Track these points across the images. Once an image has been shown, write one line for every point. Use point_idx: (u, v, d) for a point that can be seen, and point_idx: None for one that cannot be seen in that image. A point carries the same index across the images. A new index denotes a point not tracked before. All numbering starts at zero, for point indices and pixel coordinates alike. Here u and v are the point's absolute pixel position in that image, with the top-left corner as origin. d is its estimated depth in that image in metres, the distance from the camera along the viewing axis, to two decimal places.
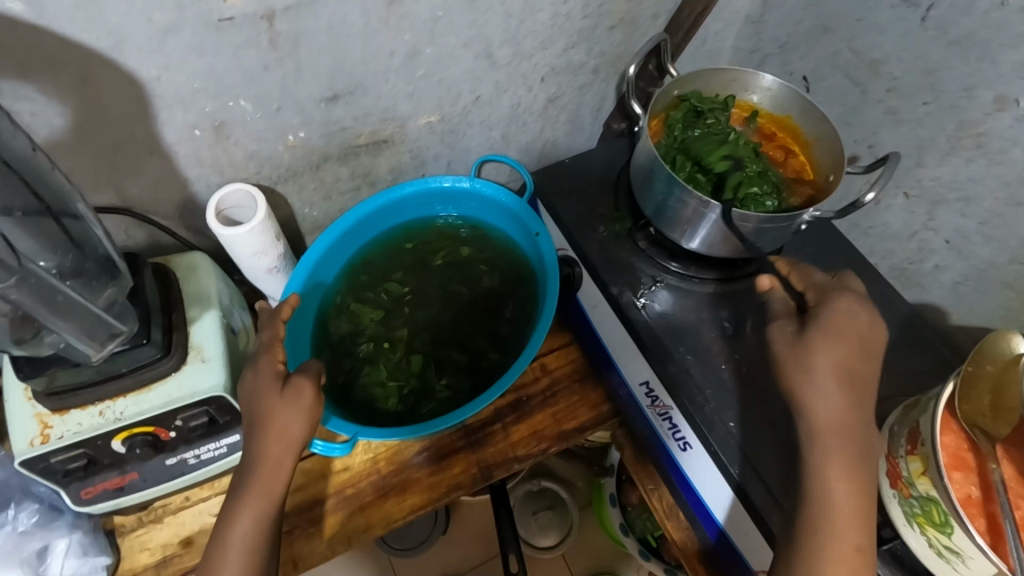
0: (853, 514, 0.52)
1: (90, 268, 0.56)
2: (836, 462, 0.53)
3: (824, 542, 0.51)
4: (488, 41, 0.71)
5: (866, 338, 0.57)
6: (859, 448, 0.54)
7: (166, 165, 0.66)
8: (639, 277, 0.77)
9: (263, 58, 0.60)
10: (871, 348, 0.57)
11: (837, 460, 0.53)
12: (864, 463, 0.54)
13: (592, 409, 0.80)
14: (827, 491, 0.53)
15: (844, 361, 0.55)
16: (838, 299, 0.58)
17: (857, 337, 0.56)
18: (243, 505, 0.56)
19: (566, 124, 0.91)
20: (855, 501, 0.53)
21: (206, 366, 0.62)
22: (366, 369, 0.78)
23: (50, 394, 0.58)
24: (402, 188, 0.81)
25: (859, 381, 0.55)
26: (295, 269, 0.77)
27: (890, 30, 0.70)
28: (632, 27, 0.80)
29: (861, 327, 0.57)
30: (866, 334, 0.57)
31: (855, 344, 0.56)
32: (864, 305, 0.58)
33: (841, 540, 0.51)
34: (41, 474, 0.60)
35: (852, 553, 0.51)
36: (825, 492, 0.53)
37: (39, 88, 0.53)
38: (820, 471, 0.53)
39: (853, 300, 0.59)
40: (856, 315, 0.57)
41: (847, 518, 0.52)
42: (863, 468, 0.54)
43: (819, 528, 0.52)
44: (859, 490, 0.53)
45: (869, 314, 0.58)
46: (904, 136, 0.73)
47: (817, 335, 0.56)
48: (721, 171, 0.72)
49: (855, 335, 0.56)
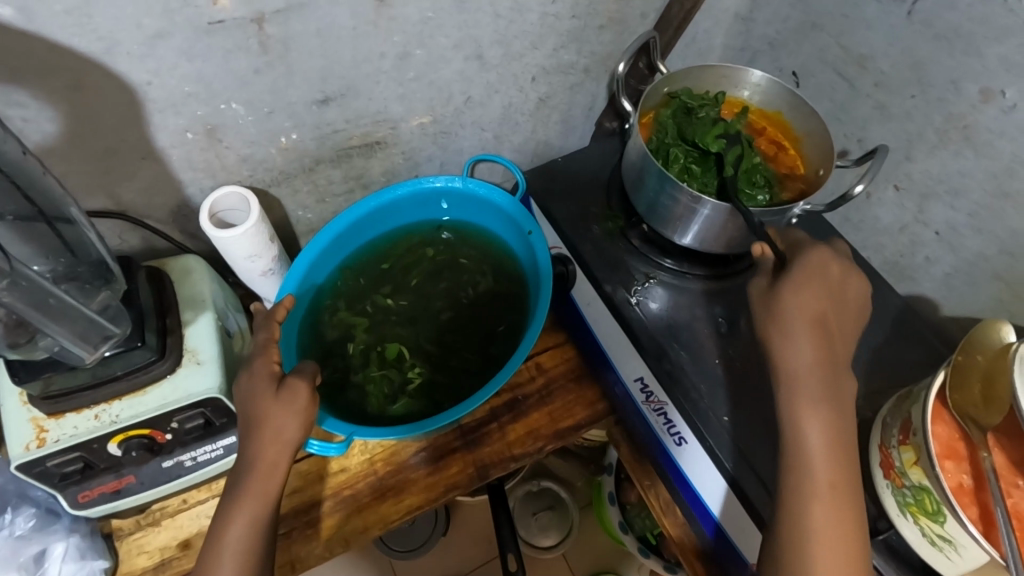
0: (832, 459, 0.54)
1: (84, 272, 0.58)
2: (810, 408, 0.55)
3: (802, 488, 0.53)
4: (479, 42, 0.72)
5: (837, 288, 0.58)
6: (835, 395, 0.55)
7: (159, 169, 0.67)
8: (632, 275, 0.77)
9: (254, 61, 0.61)
10: (841, 298, 0.58)
11: (813, 407, 0.55)
12: (843, 411, 0.55)
13: (588, 407, 0.81)
14: (802, 437, 0.55)
15: (815, 310, 0.57)
16: (811, 250, 0.60)
17: (825, 285, 0.58)
18: (239, 506, 0.56)
19: (558, 124, 0.92)
20: (833, 446, 0.54)
21: (201, 368, 0.63)
22: (360, 370, 0.79)
23: (46, 398, 0.58)
24: (395, 190, 0.81)
25: (831, 330, 0.57)
26: (289, 272, 0.78)
27: (877, 25, 0.71)
28: (621, 26, 0.81)
29: (830, 277, 0.58)
30: (838, 284, 0.58)
31: (826, 294, 0.58)
32: (839, 259, 0.60)
33: (818, 483, 0.53)
34: (38, 478, 0.60)
35: (829, 493, 0.53)
36: (802, 440, 0.54)
37: (31, 93, 0.54)
38: (795, 418, 0.55)
39: (828, 253, 0.60)
40: (828, 267, 0.59)
41: (824, 463, 0.54)
42: (841, 414, 0.55)
43: (798, 473, 0.54)
44: (838, 435, 0.54)
45: (842, 267, 0.59)
46: (892, 130, 0.74)
47: (788, 288, 0.58)
48: (718, 150, 0.72)
49: (825, 284, 0.58)
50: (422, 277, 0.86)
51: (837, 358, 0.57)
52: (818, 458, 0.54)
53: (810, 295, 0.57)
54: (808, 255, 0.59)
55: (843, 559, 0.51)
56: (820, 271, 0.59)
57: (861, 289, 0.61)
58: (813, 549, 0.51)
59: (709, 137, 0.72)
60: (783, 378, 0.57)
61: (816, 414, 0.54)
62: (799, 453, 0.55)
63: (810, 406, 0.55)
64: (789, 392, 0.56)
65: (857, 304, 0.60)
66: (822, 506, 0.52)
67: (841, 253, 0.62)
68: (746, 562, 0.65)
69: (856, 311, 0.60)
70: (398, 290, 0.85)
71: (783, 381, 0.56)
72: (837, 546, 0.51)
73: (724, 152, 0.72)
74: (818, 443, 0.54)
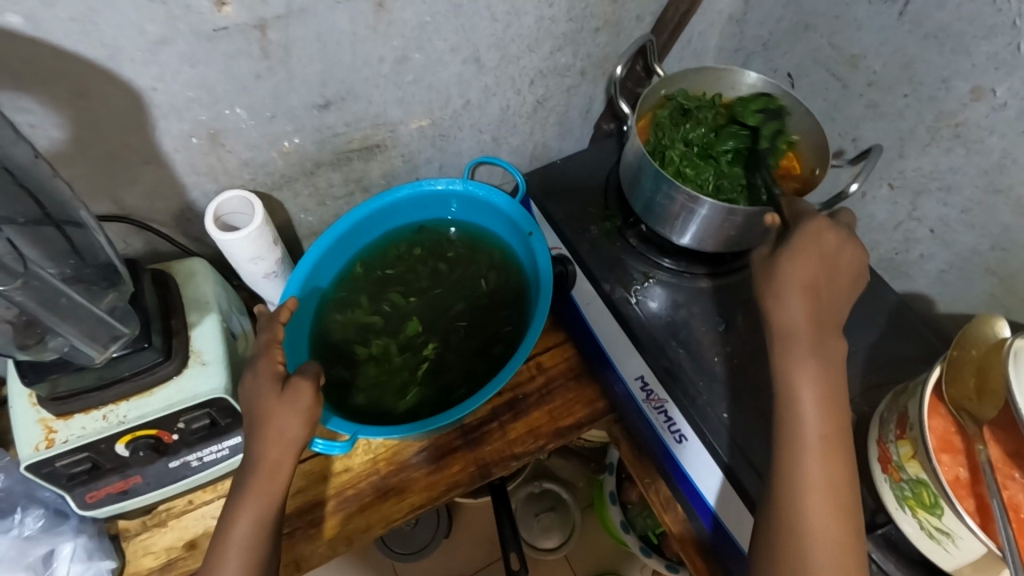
0: (824, 413, 0.55)
1: (90, 274, 0.59)
2: (803, 363, 0.56)
3: (795, 442, 0.54)
4: (476, 45, 0.73)
5: (834, 253, 0.58)
6: (826, 352, 0.56)
7: (162, 173, 0.68)
8: (631, 274, 0.78)
9: (256, 66, 0.62)
10: (839, 263, 0.58)
11: (806, 362, 0.56)
12: (833, 367, 0.56)
13: (588, 405, 0.82)
14: (795, 391, 0.55)
15: (810, 273, 0.57)
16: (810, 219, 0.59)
17: (823, 251, 0.58)
18: (243, 505, 0.57)
19: (555, 126, 0.93)
20: (825, 400, 0.55)
21: (206, 369, 0.64)
22: (365, 368, 0.80)
23: (54, 399, 0.59)
24: (396, 193, 0.83)
25: (825, 292, 0.58)
26: (292, 275, 0.79)
27: (867, 25, 0.72)
28: (616, 29, 0.82)
29: (829, 243, 0.58)
30: (835, 249, 0.58)
31: (821, 262, 0.58)
32: (839, 227, 0.59)
33: (809, 437, 0.54)
34: (47, 478, 0.61)
35: (820, 445, 0.54)
36: (795, 395, 0.55)
37: (37, 99, 0.55)
38: (788, 374, 0.56)
39: (827, 220, 0.59)
40: (825, 233, 0.58)
41: (816, 417, 0.55)
42: (832, 371, 0.56)
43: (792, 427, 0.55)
44: (829, 391, 0.55)
45: (841, 234, 0.59)
46: (885, 128, 0.75)
47: (784, 255, 0.58)
48: (755, 124, 0.75)
49: (821, 250, 0.58)
50: (428, 278, 0.87)
51: (829, 318, 0.58)
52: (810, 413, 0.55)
53: (805, 259, 0.58)
54: (806, 223, 0.59)
55: (835, 509, 0.52)
56: (817, 238, 0.58)
57: (859, 256, 0.60)
58: (806, 499, 0.52)
59: (748, 111, 0.75)
60: (777, 336, 0.57)
61: (808, 369, 0.55)
62: (792, 409, 0.55)
63: (803, 361, 0.56)
64: (782, 349, 0.57)
65: (856, 269, 0.60)
66: (814, 458, 0.53)
67: (842, 222, 0.61)
68: (745, 555, 0.66)
69: (852, 277, 0.59)
70: (404, 290, 0.86)
71: (778, 340, 0.57)
72: (829, 496, 0.52)
73: (762, 125, 0.74)
74: (811, 398, 0.55)
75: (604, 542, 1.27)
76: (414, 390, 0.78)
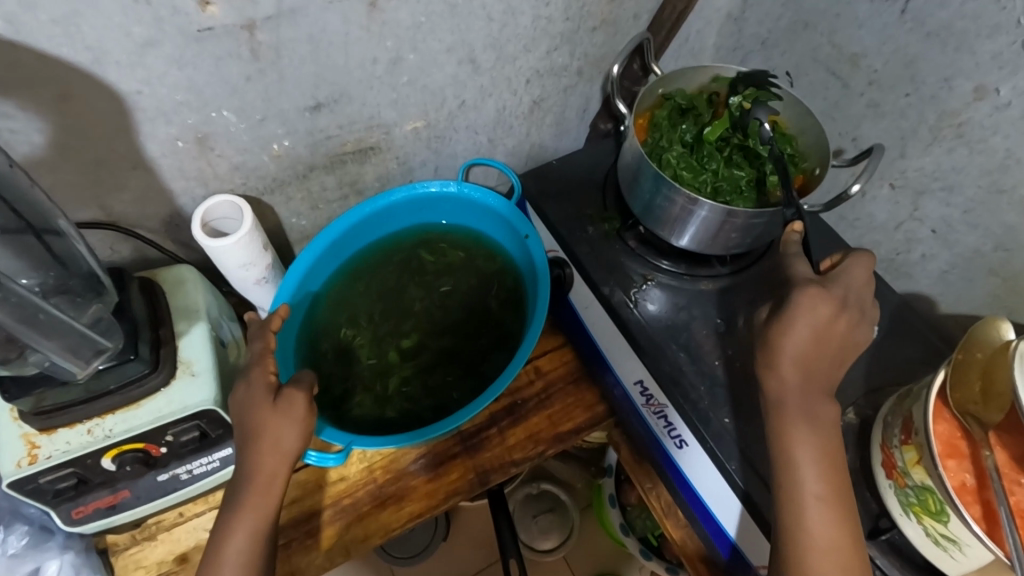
0: (823, 471, 0.55)
1: (76, 284, 0.57)
2: (798, 425, 0.56)
3: (794, 496, 0.55)
4: (471, 46, 0.71)
5: (828, 324, 0.56)
6: (821, 413, 0.56)
7: (150, 178, 0.66)
8: (630, 277, 0.77)
9: (245, 68, 0.60)
10: (832, 334, 0.56)
11: (799, 425, 0.56)
12: (828, 426, 0.56)
13: (588, 410, 0.80)
14: (794, 454, 0.56)
15: (802, 342, 0.56)
16: (800, 293, 0.57)
17: (814, 323, 0.56)
18: (235, 523, 0.55)
19: (552, 126, 0.92)
20: (822, 462, 0.55)
21: (196, 380, 0.62)
22: (366, 371, 0.78)
23: (37, 414, 0.57)
24: (389, 196, 0.81)
25: (818, 361, 0.57)
26: (284, 281, 0.77)
27: (869, 24, 0.71)
28: (613, 27, 0.81)
29: (822, 317, 0.56)
30: (830, 320, 0.56)
31: (810, 330, 0.56)
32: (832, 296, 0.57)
33: (807, 498, 0.55)
34: (31, 495, 0.59)
35: (819, 506, 0.54)
36: (791, 457, 0.56)
37: (17, 105, 0.53)
38: (783, 438, 0.56)
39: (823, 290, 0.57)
40: (818, 305, 0.56)
41: (814, 477, 0.55)
42: (828, 428, 0.56)
43: (791, 488, 0.55)
44: (827, 447, 0.56)
45: (834, 306, 0.57)
46: (886, 128, 0.74)
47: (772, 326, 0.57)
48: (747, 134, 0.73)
49: (813, 324, 0.56)
50: (432, 278, 0.86)
51: (824, 380, 0.57)
52: (808, 472, 0.55)
53: (794, 335, 0.56)
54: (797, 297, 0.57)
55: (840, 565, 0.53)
56: (811, 312, 0.56)
57: (856, 325, 0.58)
58: (809, 558, 0.53)
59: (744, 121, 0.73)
60: (770, 405, 0.58)
61: (804, 431, 0.56)
62: (791, 470, 0.56)
63: (798, 423, 0.56)
64: (777, 415, 0.57)
65: (853, 339, 0.57)
66: (814, 518, 0.54)
67: (842, 289, 0.58)
68: (750, 561, 0.65)
69: (848, 346, 0.58)
70: (408, 292, 0.85)
71: (771, 408, 0.58)
72: (832, 556, 0.53)
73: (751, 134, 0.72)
74: (809, 459, 0.55)
75: (602, 545, 1.26)
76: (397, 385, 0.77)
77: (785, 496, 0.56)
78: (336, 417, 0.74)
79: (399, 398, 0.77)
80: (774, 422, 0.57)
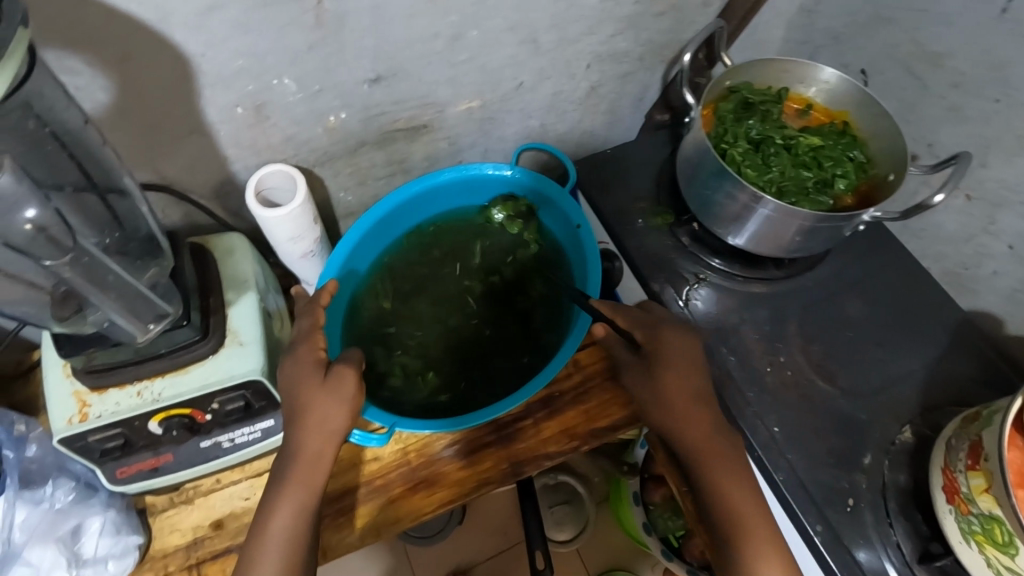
0: (749, 498, 0.57)
1: (134, 248, 0.56)
2: (722, 466, 0.58)
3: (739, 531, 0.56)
4: (534, 25, 0.69)
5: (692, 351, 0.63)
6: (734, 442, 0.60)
7: (205, 145, 0.65)
8: (681, 275, 0.75)
9: (308, 37, 0.59)
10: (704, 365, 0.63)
11: (721, 463, 0.58)
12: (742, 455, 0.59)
13: (625, 408, 0.78)
14: (749, 529, 0.56)
15: (687, 374, 0.61)
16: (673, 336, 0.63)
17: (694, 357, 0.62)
18: (280, 500, 0.55)
19: (605, 114, 0.89)
20: (753, 496, 0.57)
21: (244, 350, 0.61)
22: (432, 369, 0.77)
23: (89, 372, 0.57)
24: (440, 176, 0.80)
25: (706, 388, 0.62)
26: (330, 257, 0.77)
27: (958, 23, 0.67)
28: (680, 14, 0.77)
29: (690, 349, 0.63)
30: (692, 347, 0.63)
31: (688, 364, 0.62)
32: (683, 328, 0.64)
33: (750, 526, 0.56)
34: (79, 452, 0.60)
35: (761, 530, 0.56)
36: (722, 495, 0.57)
37: (85, 61, 0.52)
38: (727, 495, 0.57)
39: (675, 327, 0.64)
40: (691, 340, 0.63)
41: (747, 503, 0.57)
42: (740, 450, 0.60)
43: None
44: (742, 476, 0.58)
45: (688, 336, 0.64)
46: (966, 135, 0.70)
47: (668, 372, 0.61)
48: (816, 143, 0.71)
49: (687, 356, 0.62)
50: (482, 259, 0.85)
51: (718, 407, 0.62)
52: (741, 503, 0.57)
53: (689, 367, 0.62)
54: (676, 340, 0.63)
55: None
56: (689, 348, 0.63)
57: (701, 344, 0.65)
58: None
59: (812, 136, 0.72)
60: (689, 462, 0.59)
61: (728, 474, 0.58)
62: (725, 504, 0.57)
63: (736, 489, 0.57)
64: (716, 491, 0.57)
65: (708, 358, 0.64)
66: (760, 546, 0.55)
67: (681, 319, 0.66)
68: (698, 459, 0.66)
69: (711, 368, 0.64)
70: (459, 273, 0.84)
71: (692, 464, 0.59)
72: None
73: (822, 144, 0.71)
74: (736, 489, 0.57)
75: (617, 541, 1.25)
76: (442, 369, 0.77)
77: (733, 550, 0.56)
78: (415, 399, 0.76)
79: (464, 393, 0.76)
80: (715, 500, 0.57)
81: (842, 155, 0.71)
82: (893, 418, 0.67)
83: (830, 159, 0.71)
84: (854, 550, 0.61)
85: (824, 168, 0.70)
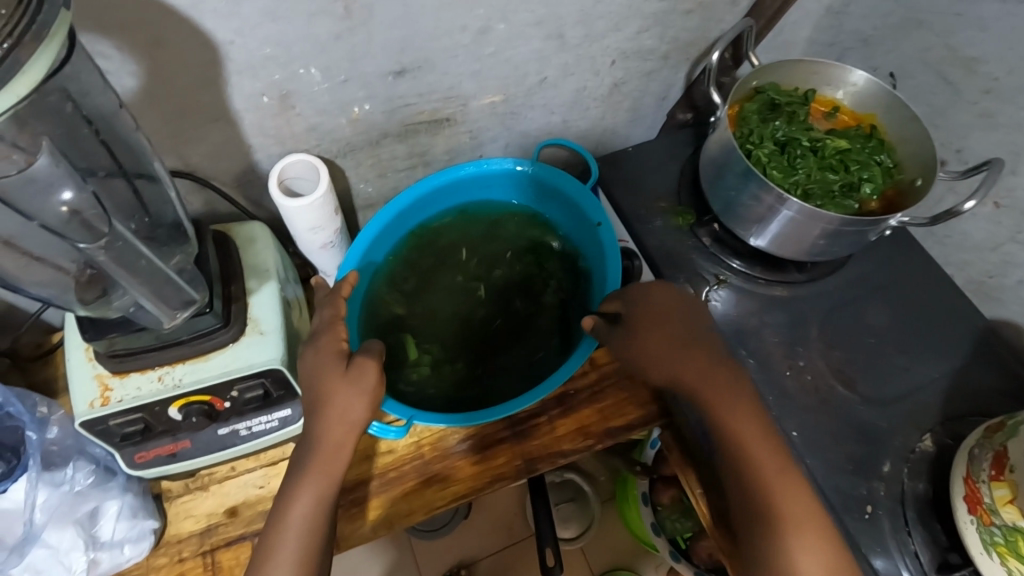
0: (765, 454, 0.54)
1: (161, 233, 0.57)
2: (732, 422, 0.55)
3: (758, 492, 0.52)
4: (562, 20, 0.68)
5: (674, 311, 0.61)
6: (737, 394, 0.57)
7: (230, 132, 0.65)
8: (701, 275, 0.74)
9: (336, 26, 0.58)
10: (694, 322, 0.61)
11: (728, 416, 0.55)
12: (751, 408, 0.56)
13: (642, 407, 0.77)
14: (772, 487, 0.52)
15: (668, 333, 0.60)
16: (652, 297, 0.62)
17: (677, 317, 0.61)
18: (299, 489, 0.55)
19: (627, 112, 0.89)
20: (772, 451, 0.54)
21: (264, 339, 0.61)
22: (451, 362, 0.77)
23: (111, 356, 0.58)
24: (460, 170, 0.80)
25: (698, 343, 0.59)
26: (350, 248, 0.76)
27: (994, 28, 0.66)
28: (708, 12, 0.76)
29: (674, 310, 0.61)
30: (675, 307, 0.61)
31: (669, 326, 0.60)
32: (668, 290, 0.63)
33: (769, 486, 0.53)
34: (99, 435, 0.61)
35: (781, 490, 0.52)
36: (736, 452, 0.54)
37: (115, 44, 0.52)
38: (742, 450, 0.54)
39: (655, 288, 0.63)
40: (674, 302, 0.62)
41: (765, 461, 0.54)
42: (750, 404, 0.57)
43: (775, 549, 0.51)
44: (751, 429, 0.55)
45: (673, 296, 0.62)
46: (997, 142, 0.69)
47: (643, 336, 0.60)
48: (844, 146, 0.70)
49: (668, 317, 0.61)
50: (499, 254, 0.85)
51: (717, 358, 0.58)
52: (761, 459, 0.54)
53: (674, 325, 0.60)
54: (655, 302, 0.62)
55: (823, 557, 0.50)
56: (672, 308, 0.61)
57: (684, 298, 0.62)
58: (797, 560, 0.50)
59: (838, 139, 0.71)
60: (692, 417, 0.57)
61: (742, 428, 0.55)
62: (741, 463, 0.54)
63: (756, 446, 0.54)
64: (736, 449, 0.54)
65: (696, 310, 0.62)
66: (783, 505, 0.52)
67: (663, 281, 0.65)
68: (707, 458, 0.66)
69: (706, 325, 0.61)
70: (476, 267, 0.84)
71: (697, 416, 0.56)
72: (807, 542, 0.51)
73: (849, 147, 0.71)
74: (751, 446, 0.54)
75: (622, 542, 1.24)
76: (459, 362, 0.77)
77: (757, 514, 0.52)
78: (433, 392, 0.75)
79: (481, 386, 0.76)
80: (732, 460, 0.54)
81: (869, 159, 0.70)
82: (913, 426, 0.67)
83: (857, 163, 0.70)
84: (871, 558, 0.60)
85: (851, 171, 0.69)
